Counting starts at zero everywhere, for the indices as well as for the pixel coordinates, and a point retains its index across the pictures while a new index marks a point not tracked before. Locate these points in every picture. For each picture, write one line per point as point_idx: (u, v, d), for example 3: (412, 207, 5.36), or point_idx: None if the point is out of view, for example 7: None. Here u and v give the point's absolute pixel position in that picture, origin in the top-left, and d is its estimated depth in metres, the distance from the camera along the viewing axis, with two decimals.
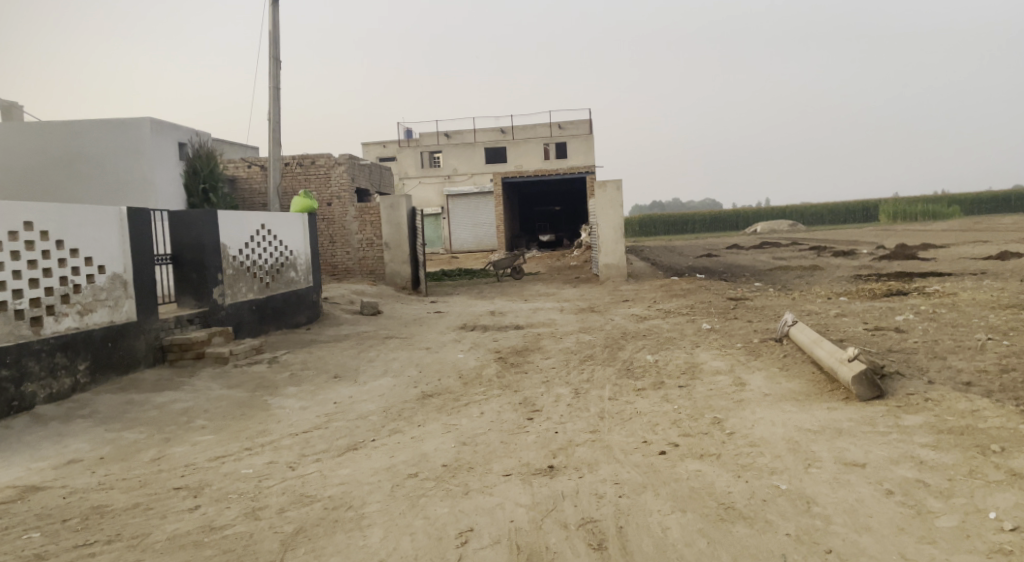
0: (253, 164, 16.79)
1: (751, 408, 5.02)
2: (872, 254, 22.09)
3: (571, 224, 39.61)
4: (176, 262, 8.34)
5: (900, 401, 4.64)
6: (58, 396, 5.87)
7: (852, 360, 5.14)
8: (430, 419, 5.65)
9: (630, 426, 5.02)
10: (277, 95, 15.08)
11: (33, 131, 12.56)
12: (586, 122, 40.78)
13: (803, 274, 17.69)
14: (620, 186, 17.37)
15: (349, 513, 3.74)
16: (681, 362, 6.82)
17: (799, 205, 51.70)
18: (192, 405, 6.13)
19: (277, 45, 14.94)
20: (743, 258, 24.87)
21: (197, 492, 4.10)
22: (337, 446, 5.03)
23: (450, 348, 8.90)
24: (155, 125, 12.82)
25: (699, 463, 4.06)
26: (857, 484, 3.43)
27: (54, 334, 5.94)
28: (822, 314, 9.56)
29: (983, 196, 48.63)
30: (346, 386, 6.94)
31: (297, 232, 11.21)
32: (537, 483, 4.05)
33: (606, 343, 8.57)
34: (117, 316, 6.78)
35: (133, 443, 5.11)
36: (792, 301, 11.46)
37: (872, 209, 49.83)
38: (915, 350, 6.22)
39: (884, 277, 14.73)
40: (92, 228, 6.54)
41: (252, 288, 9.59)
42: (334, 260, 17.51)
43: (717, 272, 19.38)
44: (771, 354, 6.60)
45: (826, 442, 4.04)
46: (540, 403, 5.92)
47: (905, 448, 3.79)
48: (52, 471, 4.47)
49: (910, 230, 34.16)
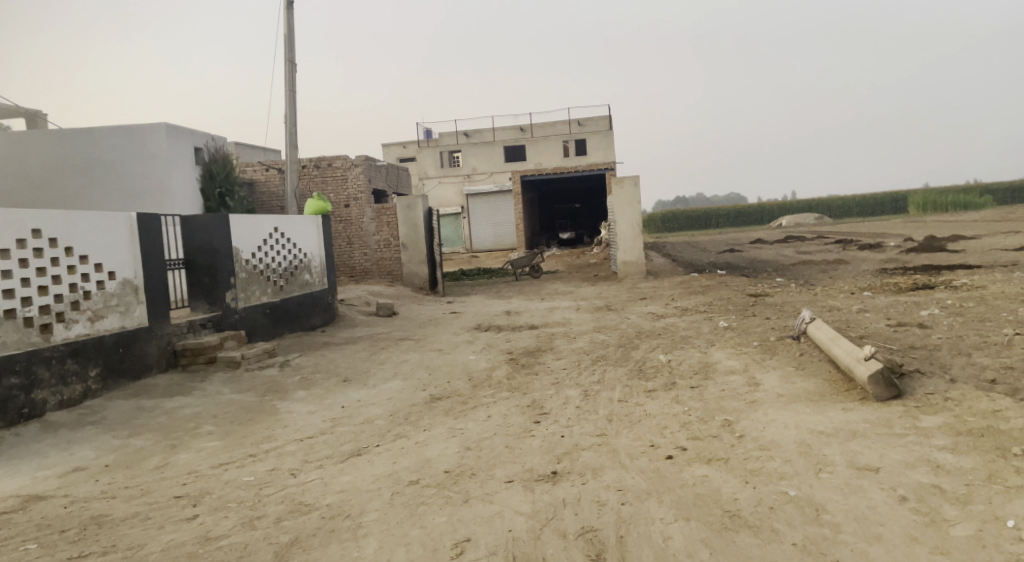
0: (271, 167, 16.90)
1: (764, 409, 4.86)
2: (899, 246, 21.59)
3: (591, 221, 39.28)
4: (189, 267, 8.38)
5: (919, 401, 4.44)
6: (69, 403, 5.91)
7: (869, 358, 4.95)
8: (436, 423, 5.58)
9: (638, 429, 4.89)
10: (293, 98, 15.14)
11: (52, 138, 12.75)
12: (605, 118, 40.53)
13: (826, 268, 17.32)
14: (638, 182, 17.14)
15: (346, 522, 3.67)
16: (694, 362, 6.66)
17: (824, 198, 50.79)
18: (201, 410, 6.14)
19: (292, 48, 15.00)
20: (765, 253, 24.43)
21: (197, 501, 4.07)
22: (341, 452, 4.97)
23: (462, 349, 8.82)
24: (170, 131, 12.94)
25: (706, 469, 3.92)
26: (869, 491, 3.26)
27: (64, 340, 5.97)
28: (843, 310, 9.29)
29: (1016, 184, 47.29)
30: (355, 390, 6.90)
31: (311, 235, 11.22)
32: (539, 490, 3.94)
33: (620, 343, 8.42)
34: (128, 322, 6.81)
35: (139, 450, 5.12)
36: (814, 296, 11.18)
37: (901, 199, 48.67)
38: (938, 347, 5.99)
39: (911, 271, 14.32)
40: (101, 234, 6.57)
41: (266, 291, 9.62)
42: (352, 261, 17.56)
43: (738, 268, 19.04)
44: (787, 353, 6.41)
45: (839, 446, 3.88)
46: (548, 405, 5.82)
47: (921, 452, 3.61)
48: (57, 479, 4.48)
49: (941, 221, 33.30)
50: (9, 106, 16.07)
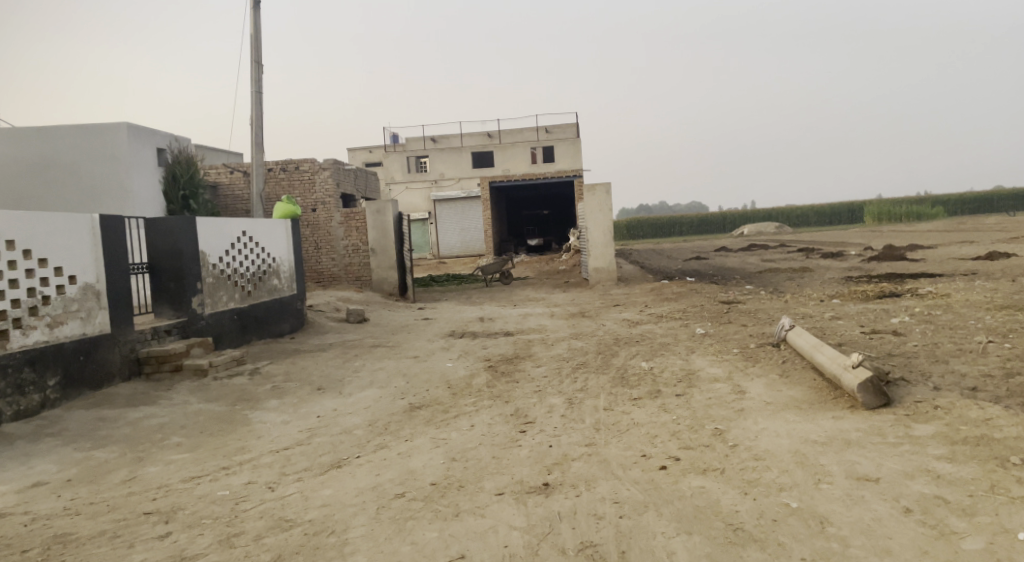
0: (236, 169, 16.48)
1: (753, 418, 4.82)
2: (860, 255, 22.08)
3: (559, 228, 39.36)
4: (153, 271, 8.05)
5: (909, 410, 4.46)
6: (25, 414, 5.56)
7: (856, 366, 4.96)
8: (418, 433, 5.40)
9: (628, 438, 4.80)
10: (259, 99, 14.78)
11: (4, 138, 12.19)
12: (573, 125, 40.80)
13: (793, 276, 17.59)
14: (609, 190, 17.23)
15: (331, 539, 3.49)
16: (677, 370, 6.62)
17: (784, 208, 51.95)
18: (168, 421, 5.85)
19: (258, 48, 14.65)
20: (731, 260, 24.78)
21: (169, 517, 3.83)
22: (319, 464, 4.77)
23: (438, 356, 8.64)
24: (132, 130, 12.49)
25: (703, 479, 3.85)
26: (872, 502, 3.23)
27: (21, 348, 5.63)
28: (816, 317, 9.41)
29: (965, 196, 49.11)
30: (330, 399, 6.67)
31: (280, 239, 10.92)
32: (532, 503, 3.81)
33: (599, 350, 8.35)
34: (89, 328, 6.47)
35: (103, 463, 4.82)
36: (784, 304, 11.31)
37: (857, 210, 50.01)
38: (916, 354, 6.06)
39: (875, 279, 14.62)
40: (62, 236, 6.23)
41: (234, 297, 9.29)
42: (319, 266, 17.22)
43: (707, 276, 19.26)
44: (769, 360, 6.42)
45: (835, 455, 3.85)
46: (532, 414, 5.69)
47: (918, 462, 3.61)
48: (14, 495, 4.17)
49: (895, 231, 34.33)
50: None
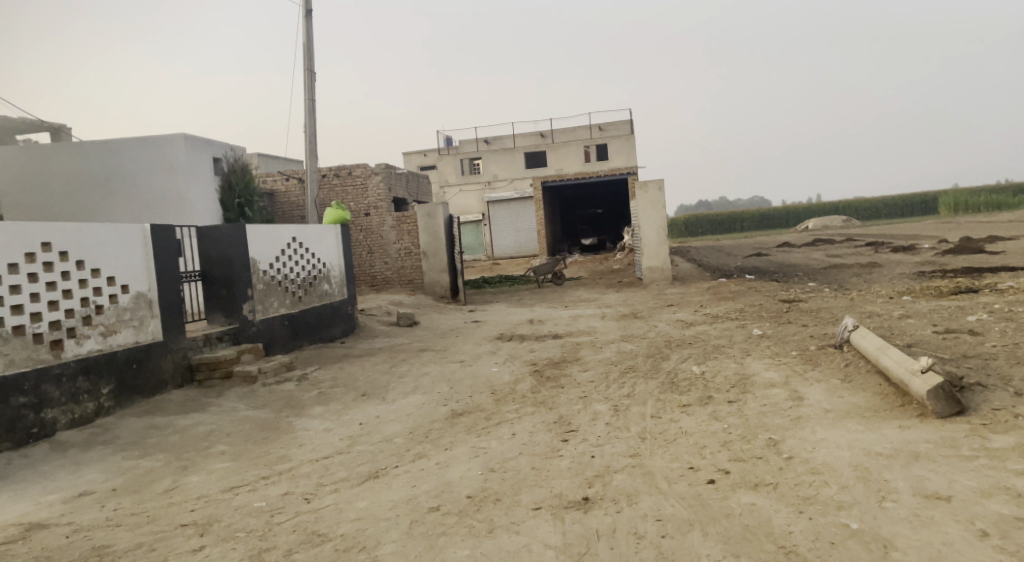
0: (291, 176, 16.85)
1: (812, 427, 4.48)
2: (935, 248, 20.79)
3: (613, 227, 38.93)
4: (205, 279, 8.22)
5: (985, 419, 4.06)
6: (80, 422, 5.72)
7: (926, 371, 4.56)
8: (458, 442, 5.28)
9: (675, 449, 4.54)
10: (313, 106, 15.05)
11: (70, 150, 12.73)
12: (627, 122, 40.31)
13: (860, 272, 16.71)
14: (662, 186, 16.77)
15: (360, 556, 3.39)
16: (731, 374, 6.28)
17: (851, 201, 49.81)
18: (215, 428, 5.92)
19: (311, 57, 14.92)
20: (793, 256, 23.79)
21: (204, 530, 3.81)
22: (357, 474, 4.70)
23: (484, 361, 8.51)
24: (188, 141, 12.89)
25: (753, 496, 3.57)
26: (943, 524, 2.91)
27: (75, 357, 5.79)
28: (883, 316, 8.84)
29: None
30: (374, 405, 6.63)
31: (330, 245, 11.04)
32: (569, 520, 3.61)
33: (649, 353, 8.05)
34: (142, 336, 6.64)
35: (149, 472, 4.89)
36: (850, 302, 10.66)
37: (931, 201, 47.54)
38: (995, 355, 5.55)
39: (951, 274, 13.69)
40: (114, 246, 6.39)
41: (285, 303, 9.43)
42: (372, 271, 17.46)
43: (767, 273, 18.50)
44: (830, 363, 6.01)
45: (901, 470, 3.51)
46: (576, 422, 5.48)
47: (996, 478, 3.25)
48: (61, 505, 4.25)
49: (972, 222, 32.30)
50: (33, 121, 15.33)
